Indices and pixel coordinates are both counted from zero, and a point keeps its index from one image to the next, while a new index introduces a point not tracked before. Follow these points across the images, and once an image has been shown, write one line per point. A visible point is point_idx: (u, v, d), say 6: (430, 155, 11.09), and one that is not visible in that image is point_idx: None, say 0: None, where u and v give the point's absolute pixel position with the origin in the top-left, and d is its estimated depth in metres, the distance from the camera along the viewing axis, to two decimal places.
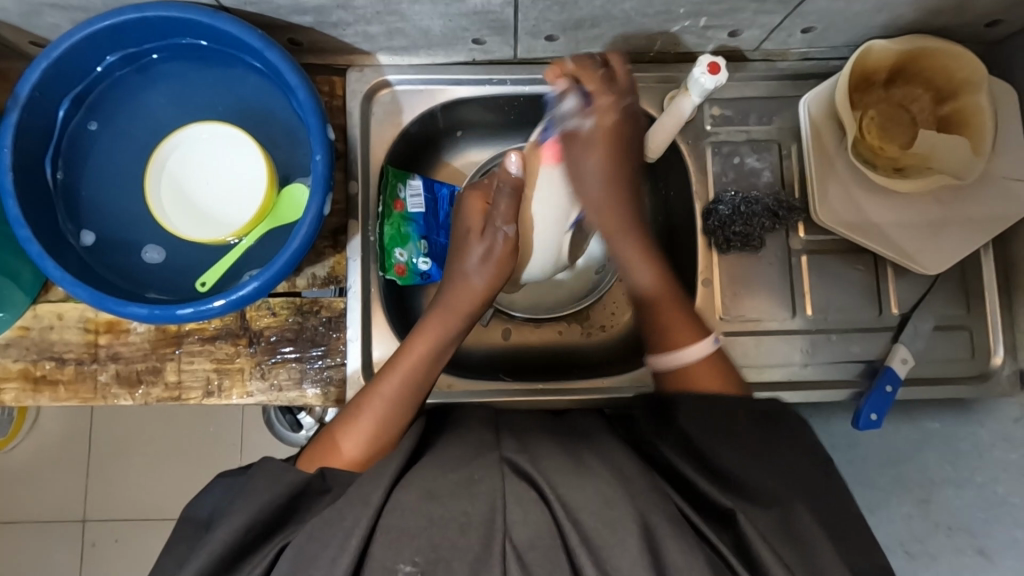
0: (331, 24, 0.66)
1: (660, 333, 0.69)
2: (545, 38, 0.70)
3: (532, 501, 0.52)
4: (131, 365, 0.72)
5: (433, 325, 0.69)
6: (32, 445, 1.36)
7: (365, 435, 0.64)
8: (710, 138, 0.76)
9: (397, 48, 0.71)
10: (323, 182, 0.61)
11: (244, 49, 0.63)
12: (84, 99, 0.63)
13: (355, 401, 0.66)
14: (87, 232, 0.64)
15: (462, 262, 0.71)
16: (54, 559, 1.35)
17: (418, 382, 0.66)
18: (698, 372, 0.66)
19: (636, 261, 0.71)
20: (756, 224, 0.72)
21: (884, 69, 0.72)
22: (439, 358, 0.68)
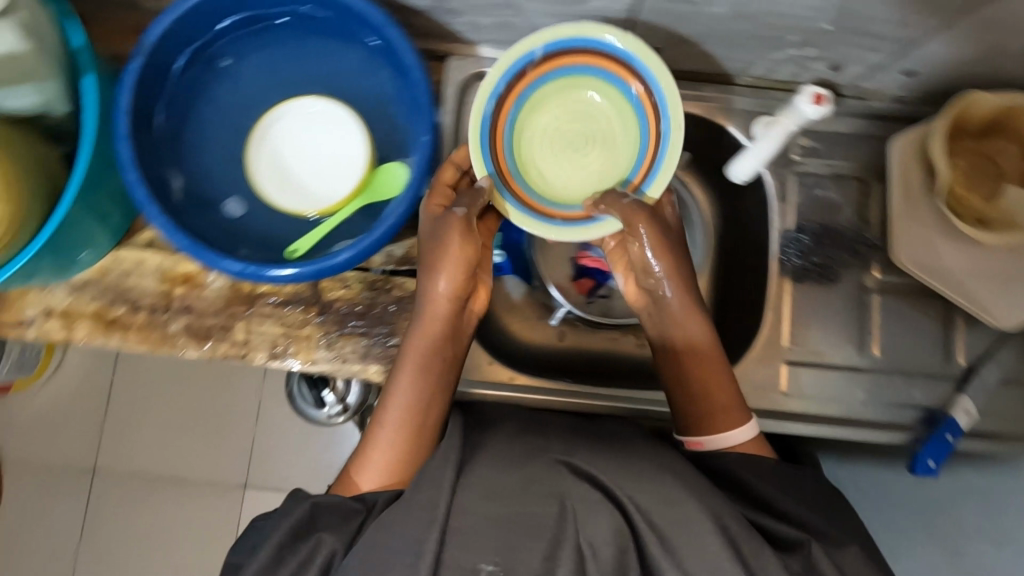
0: (445, 11, 0.67)
1: (710, 410, 0.65)
2: (649, 49, 0.71)
3: (601, 504, 0.52)
4: (202, 318, 0.73)
5: (415, 353, 0.65)
6: (51, 390, 1.38)
7: (379, 470, 0.62)
8: (796, 167, 0.76)
9: (502, 42, 0.73)
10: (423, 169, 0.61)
11: (358, 25, 0.64)
12: (202, 53, 0.65)
13: (364, 437, 0.65)
14: (185, 179, 0.65)
15: (423, 274, 0.66)
16: (55, 506, 1.35)
17: (423, 411, 0.64)
18: (722, 413, 0.65)
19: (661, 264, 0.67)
20: (835, 256, 0.74)
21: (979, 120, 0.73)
22: (429, 390, 0.65)
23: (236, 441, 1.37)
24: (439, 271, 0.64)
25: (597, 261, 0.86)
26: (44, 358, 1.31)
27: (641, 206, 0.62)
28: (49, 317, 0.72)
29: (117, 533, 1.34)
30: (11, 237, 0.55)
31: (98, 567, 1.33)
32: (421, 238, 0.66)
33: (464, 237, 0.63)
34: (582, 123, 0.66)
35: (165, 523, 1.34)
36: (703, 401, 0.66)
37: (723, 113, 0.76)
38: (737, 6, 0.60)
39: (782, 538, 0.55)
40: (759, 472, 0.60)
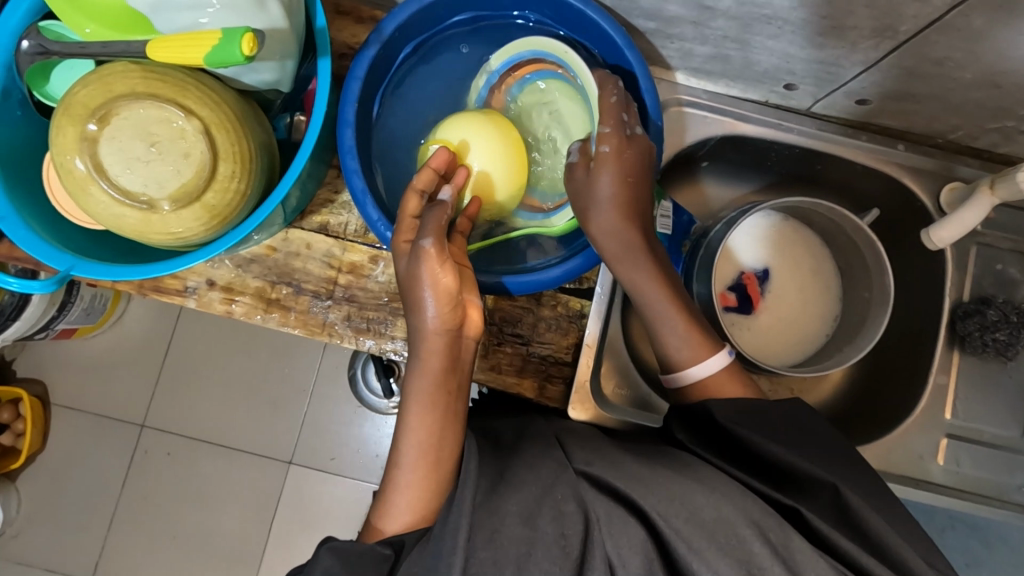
0: (666, 35, 0.66)
1: (676, 348, 0.63)
2: (855, 100, 0.70)
3: (626, 516, 0.48)
4: (363, 310, 0.72)
5: (422, 398, 0.57)
6: (111, 337, 1.36)
7: (403, 514, 0.55)
8: (979, 238, 0.75)
9: (704, 71, 0.71)
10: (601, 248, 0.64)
11: (563, 17, 0.64)
12: (422, 45, 0.66)
13: (383, 480, 0.58)
14: (384, 171, 0.65)
15: (410, 313, 0.58)
16: (99, 455, 1.33)
17: (437, 457, 0.56)
18: (689, 351, 0.62)
19: (613, 242, 0.61)
20: (1020, 335, 0.71)
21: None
22: (443, 432, 0.57)
23: (290, 415, 1.35)
24: (417, 308, 0.57)
25: (756, 294, 0.81)
26: (112, 306, 1.30)
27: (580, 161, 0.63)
28: (211, 287, 0.71)
29: (156, 496, 1.32)
30: (228, 219, 0.53)
31: (135, 527, 1.31)
32: (397, 272, 0.59)
33: (440, 264, 0.56)
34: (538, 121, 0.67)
35: (208, 493, 1.32)
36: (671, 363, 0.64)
37: (910, 173, 0.74)
38: (986, 73, 0.59)
39: (769, 497, 0.53)
40: (749, 425, 0.58)
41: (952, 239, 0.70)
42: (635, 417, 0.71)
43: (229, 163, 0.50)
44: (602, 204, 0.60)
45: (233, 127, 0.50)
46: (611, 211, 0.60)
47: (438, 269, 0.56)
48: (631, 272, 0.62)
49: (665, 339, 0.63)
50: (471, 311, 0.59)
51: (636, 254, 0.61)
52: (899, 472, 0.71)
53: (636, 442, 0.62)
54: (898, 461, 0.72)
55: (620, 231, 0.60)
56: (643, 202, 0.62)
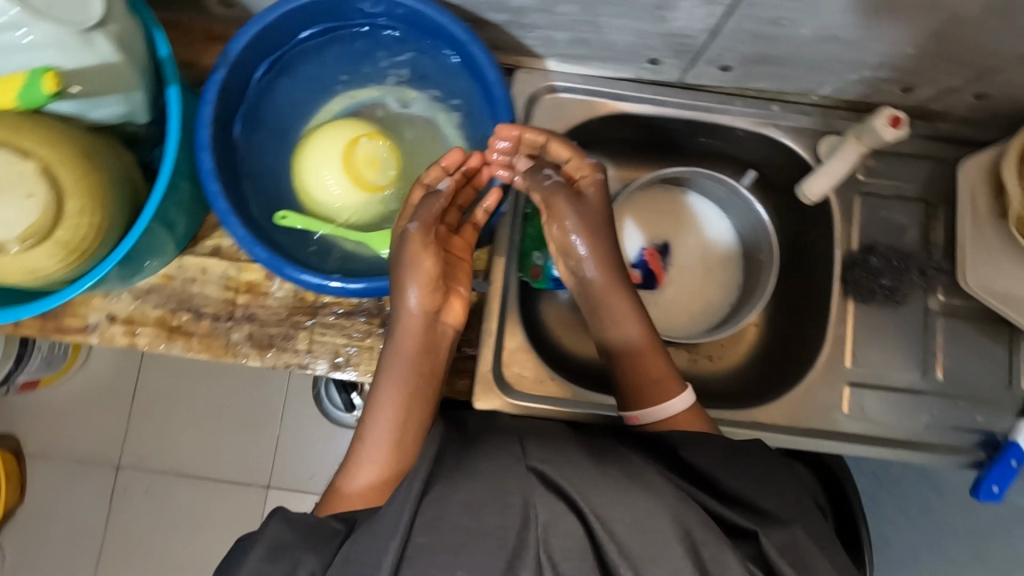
0: (521, 25, 0.67)
1: (643, 387, 0.67)
2: (720, 67, 0.71)
3: (568, 512, 0.48)
4: (265, 327, 0.73)
5: (401, 373, 0.64)
6: (69, 383, 1.37)
7: (365, 481, 0.60)
8: (862, 188, 0.76)
9: (572, 57, 0.72)
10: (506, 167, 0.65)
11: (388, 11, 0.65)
12: (279, 61, 0.67)
13: (352, 448, 0.63)
14: (273, 197, 0.67)
15: (395, 293, 0.65)
16: (69, 500, 1.34)
17: (400, 438, 0.63)
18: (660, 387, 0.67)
19: (592, 258, 0.69)
20: (905, 279, 0.73)
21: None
22: (413, 408, 0.63)
23: (254, 439, 1.36)
24: (407, 284, 0.63)
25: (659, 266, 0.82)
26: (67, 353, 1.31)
27: (559, 189, 0.67)
28: (112, 322, 0.72)
29: (132, 534, 1.32)
30: (90, 253, 0.55)
31: (117, 569, 1.31)
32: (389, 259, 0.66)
33: (421, 249, 0.63)
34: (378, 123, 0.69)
35: (181, 526, 1.33)
36: (635, 369, 0.68)
37: (792, 132, 0.76)
38: (824, 26, 0.60)
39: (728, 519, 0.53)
40: (720, 455, 0.59)
41: (823, 191, 0.70)
42: (543, 403, 0.71)
43: (78, 199, 0.52)
44: (582, 231, 0.68)
45: (77, 163, 0.52)
46: (585, 231, 0.68)
47: (424, 251, 0.63)
48: (616, 296, 0.69)
49: (620, 324, 0.69)
50: (455, 300, 0.66)
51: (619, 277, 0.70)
52: (808, 425, 0.72)
53: (587, 434, 0.63)
54: (806, 414, 0.73)
55: (603, 252, 0.69)
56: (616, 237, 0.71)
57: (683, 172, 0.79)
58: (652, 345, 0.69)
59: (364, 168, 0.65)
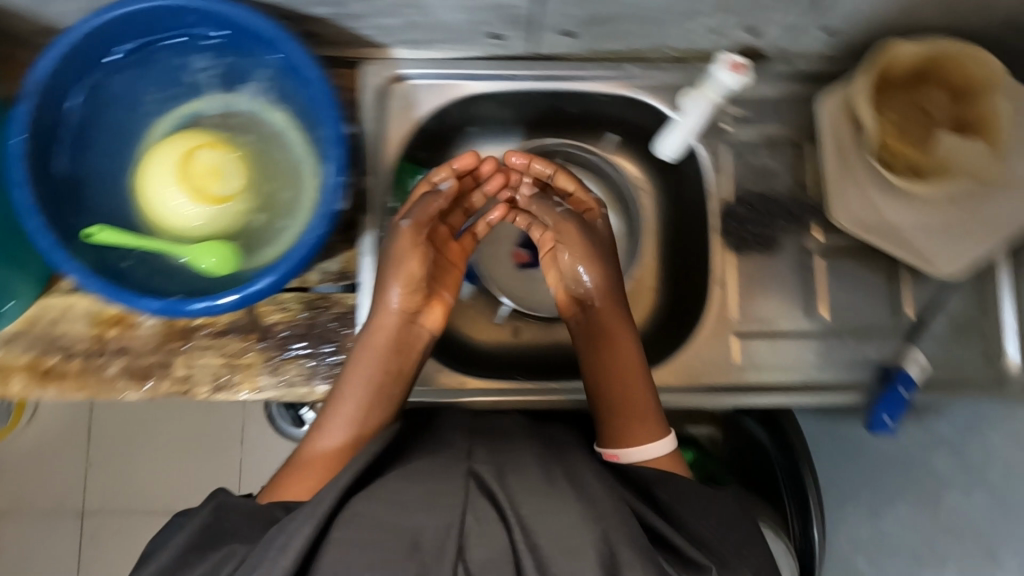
0: (347, 17, 0.65)
1: (621, 427, 0.64)
2: (564, 34, 0.69)
3: (496, 521, 0.49)
4: (139, 358, 0.71)
5: (370, 366, 0.65)
6: None
7: (308, 479, 0.59)
8: (728, 137, 0.75)
9: (414, 42, 0.71)
10: (341, 163, 0.60)
11: (191, 20, 0.62)
12: (96, 85, 0.64)
13: (305, 439, 0.63)
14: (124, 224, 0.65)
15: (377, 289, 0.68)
16: None
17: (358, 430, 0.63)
18: (638, 428, 0.64)
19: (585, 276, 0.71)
20: (775, 225, 0.73)
21: (918, 65, 0.70)
22: (376, 403, 0.64)
23: None
24: (394, 278, 0.67)
25: None
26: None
27: (570, 216, 0.73)
28: None
29: None
30: None
31: None
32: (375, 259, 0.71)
33: (408, 249, 0.67)
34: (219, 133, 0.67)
35: None
36: (627, 403, 0.65)
37: (650, 90, 0.74)
38: None
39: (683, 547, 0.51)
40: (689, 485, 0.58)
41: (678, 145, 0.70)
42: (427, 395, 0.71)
43: None
44: (609, 254, 0.73)
45: None
46: (590, 258, 0.71)
47: (412, 250, 0.67)
48: (613, 318, 0.69)
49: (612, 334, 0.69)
50: (434, 305, 0.70)
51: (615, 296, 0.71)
52: (699, 383, 0.72)
53: (546, 427, 0.66)
54: (697, 372, 0.72)
55: (608, 272, 0.71)
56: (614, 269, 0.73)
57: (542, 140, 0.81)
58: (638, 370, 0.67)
59: (203, 179, 0.63)
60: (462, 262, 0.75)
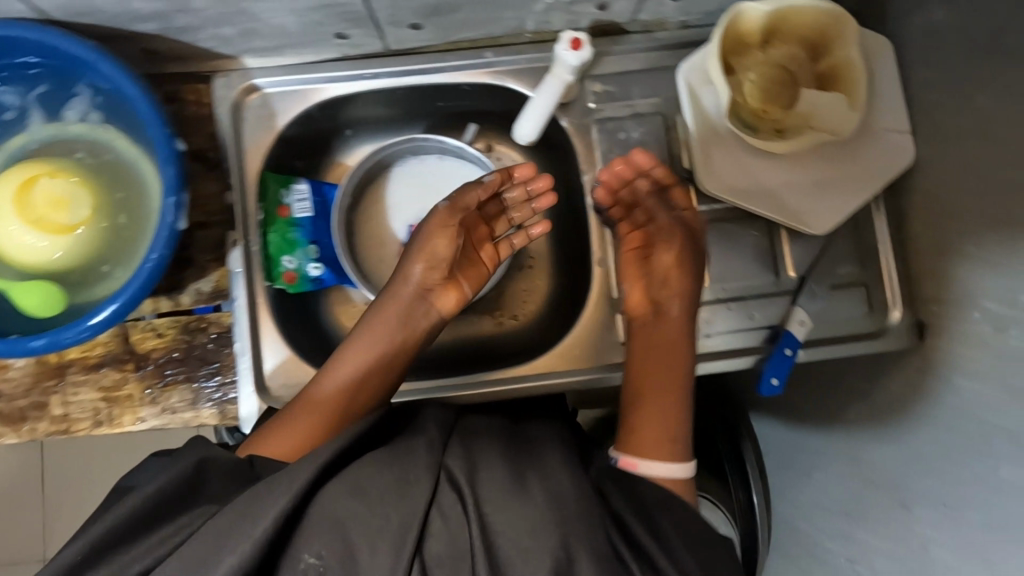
0: (179, 31, 0.63)
1: (636, 434, 0.66)
2: (410, 26, 0.68)
3: (459, 518, 0.50)
4: (13, 402, 0.69)
5: (376, 336, 0.67)
6: None
7: (293, 434, 0.61)
8: (595, 115, 0.74)
9: (260, 50, 0.69)
10: (174, 182, 0.58)
11: (12, 51, 0.60)
12: None
13: (298, 397, 0.65)
14: None
15: (404, 260, 0.71)
16: None
17: (355, 395, 0.65)
18: (649, 443, 0.65)
19: (675, 283, 0.70)
20: (641, 199, 0.73)
21: (765, 28, 0.71)
22: (375, 374, 0.67)
23: None
24: (417, 254, 0.69)
25: None
26: None
27: (679, 226, 0.72)
28: None
29: None
30: None
31: None
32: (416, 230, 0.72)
33: (445, 228, 0.68)
34: (66, 159, 0.65)
35: None
36: (642, 418, 0.67)
37: (512, 75, 0.73)
38: None
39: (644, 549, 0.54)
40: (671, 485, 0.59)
41: (534, 130, 0.69)
42: None
43: None
44: (684, 263, 0.71)
45: None
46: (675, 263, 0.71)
47: (441, 231, 0.68)
48: (670, 313, 0.69)
49: (665, 325, 0.69)
50: (450, 290, 0.71)
51: (676, 298, 0.70)
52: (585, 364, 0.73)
53: (525, 425, 0.68)
54: None
55: (676, 274, 0.71)
56: (694, 279, 0.71)
57: (407, 140, 0.77)
58: (682, 382, 0.68)
59: (44, 210, 0.61)
60: (493, 265, 0.75)
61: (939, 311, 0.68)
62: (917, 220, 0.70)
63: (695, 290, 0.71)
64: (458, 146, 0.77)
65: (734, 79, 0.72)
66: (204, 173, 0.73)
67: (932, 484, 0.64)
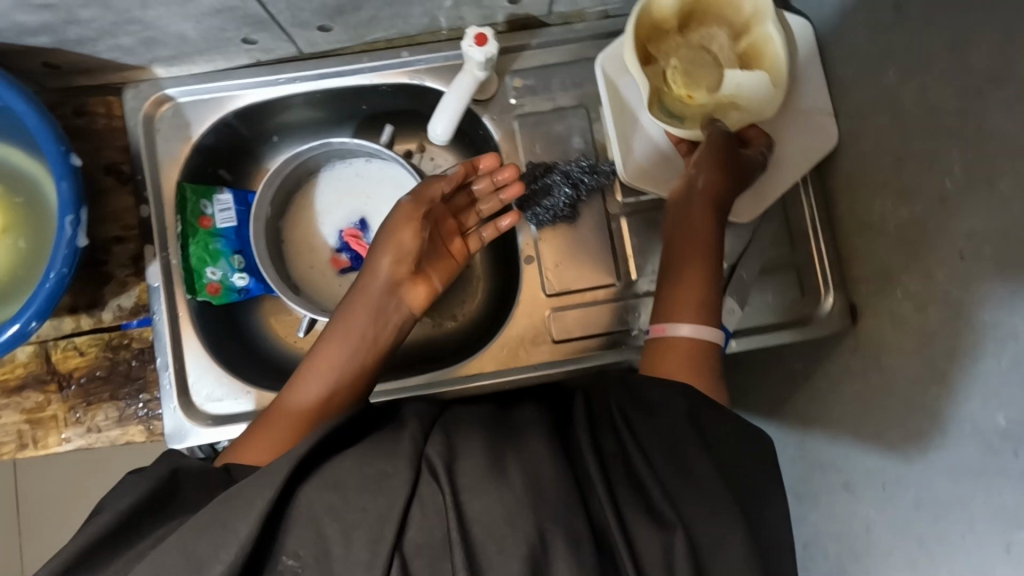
0: (76, 42, 0.62)
1: (666, 304, 0.62)
2: (318, 28, 0.66)
3: (438, 506, 0.47)
4: None
5: (345, 338, 0.63)
6: None
7: (264, 447, 0.57)
8: (516, 111, 0.73)
9: (167, 58, 0.68)
10: (69, 200, 0.58)
11: None
12: None
13: (267, 411, 0.61)
14: None
15: (371, 254, 0.66)
16: None
17: (328, 398, 0.61)
18: (685, 308, 0.61)
19: (707, 167, 0.64)
20: (559, 194, 0.71)
21: (672, 13, 0.69)
22: (347, 378, 0.62)
23: None
24: (383, 248, 0.65)
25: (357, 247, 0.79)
26: None
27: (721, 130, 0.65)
28: None
29: None
30: None
31: None
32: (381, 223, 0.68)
33: (411, 220, 0.64)
34: None
35: None
36: (671, 291, 0.62)
37: (429, 73, 0.72)
38: None
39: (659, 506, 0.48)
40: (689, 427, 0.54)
41: (446, 127, 0.70)
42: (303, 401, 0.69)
43: None
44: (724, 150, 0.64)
45: None
46: (709, 164, 0.64)
47: (407, 223, 0.64)
48: (695, 202, 0.64)
49: (691, 202, 0.64)
50: (419, 284, 0.67)
51: (710, 177, 0.64)
52: (516, 364, 0.71)
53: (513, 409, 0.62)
54: (516, 351, 0.72)
55: (706, 165, 0.64)
56: (733, 176, 0.64)
57: (322, 145, 0.75)
58: (712, 252, 0.63)
59: None
60: (462, 257, 0.72)
61: (870, 292, 0.66)
62: (844, 201, 0.69)
63: (727, 181, 0.64)
64: (376, 149, 0.75)
65: (653, 68, 0.70)
66: (118, 184, 0.72)
67: (873, 465, 0.62)
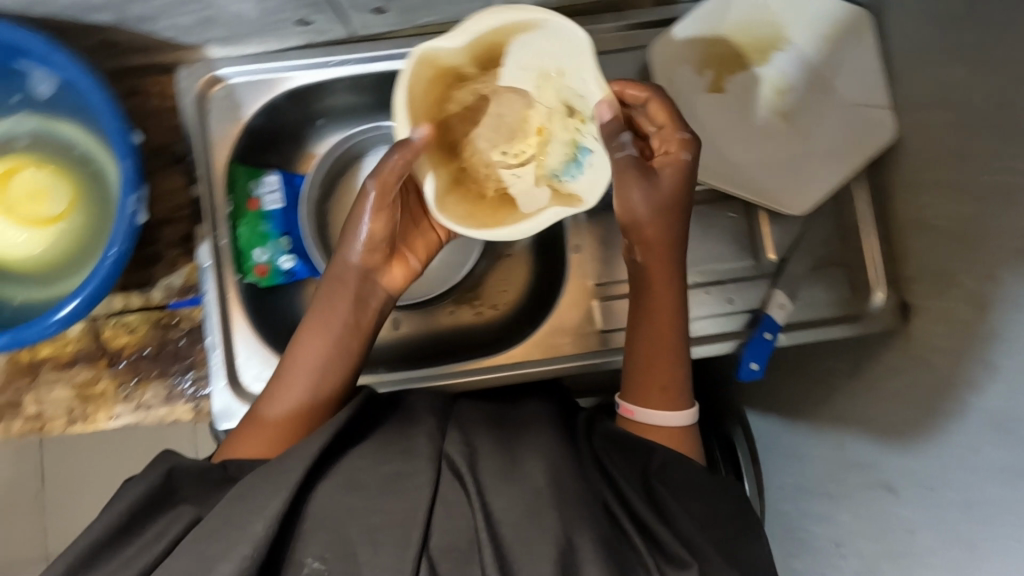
0: (136, 20, 0.62)
1: (643, 374, 0.61)
2: (374, 11, 0.66)
3: (461, 504, 0.48)
4: None
5: (322, 330, 0.60)
6: None
7: (255, 447, 0.56)
8: None
9: (222, 38, 0.68)
10: (132, 177, 0.58)
11: None
12: None
13: (254, 407, 0.59)
14: None
15: (343, 241, 0.62)
16: None
17: (314, 394, 0.59)
18: (654, 391, 0.60)
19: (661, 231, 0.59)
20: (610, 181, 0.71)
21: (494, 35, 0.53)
22: (330, 370, 0.59)
23: None
24: (353, 235, 0.61)
25: None
26: None
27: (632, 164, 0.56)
28: None
29: None
30: None
31: None
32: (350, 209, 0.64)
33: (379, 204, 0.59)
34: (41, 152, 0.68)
35: None
36: (644, 369, 0.61)
37: None
38: None
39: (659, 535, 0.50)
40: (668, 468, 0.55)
41: None
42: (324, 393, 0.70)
43: None
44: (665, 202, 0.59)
45: None
46: (654, 212, 0.58)
47: (379, 210, 0.60)
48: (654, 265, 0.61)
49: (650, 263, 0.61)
50: (395, 265, 0.64)
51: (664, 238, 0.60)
52: (557, 353, 0.71)
53: (516, 408, 0.62)
54: (559, 341, 0.72)
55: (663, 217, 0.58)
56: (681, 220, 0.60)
57: (373, 128, 0.77)
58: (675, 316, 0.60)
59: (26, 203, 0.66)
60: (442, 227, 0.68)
61: (925, 290, 0.65)
62: (900, 199, 0.68)
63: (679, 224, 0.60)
64: None
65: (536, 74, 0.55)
66: (167, 165, 0.73)
67: (918, 466, 0.61)
